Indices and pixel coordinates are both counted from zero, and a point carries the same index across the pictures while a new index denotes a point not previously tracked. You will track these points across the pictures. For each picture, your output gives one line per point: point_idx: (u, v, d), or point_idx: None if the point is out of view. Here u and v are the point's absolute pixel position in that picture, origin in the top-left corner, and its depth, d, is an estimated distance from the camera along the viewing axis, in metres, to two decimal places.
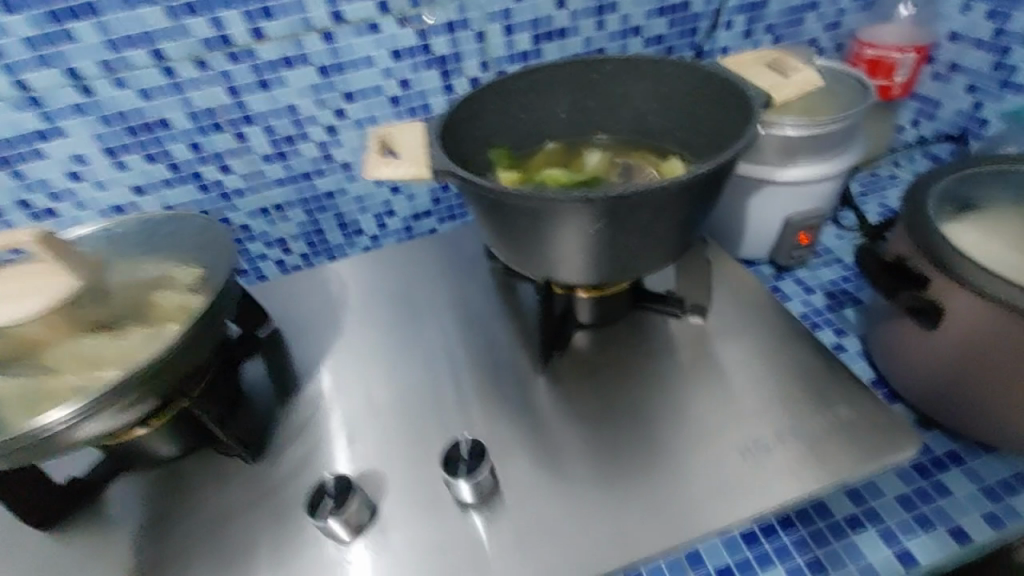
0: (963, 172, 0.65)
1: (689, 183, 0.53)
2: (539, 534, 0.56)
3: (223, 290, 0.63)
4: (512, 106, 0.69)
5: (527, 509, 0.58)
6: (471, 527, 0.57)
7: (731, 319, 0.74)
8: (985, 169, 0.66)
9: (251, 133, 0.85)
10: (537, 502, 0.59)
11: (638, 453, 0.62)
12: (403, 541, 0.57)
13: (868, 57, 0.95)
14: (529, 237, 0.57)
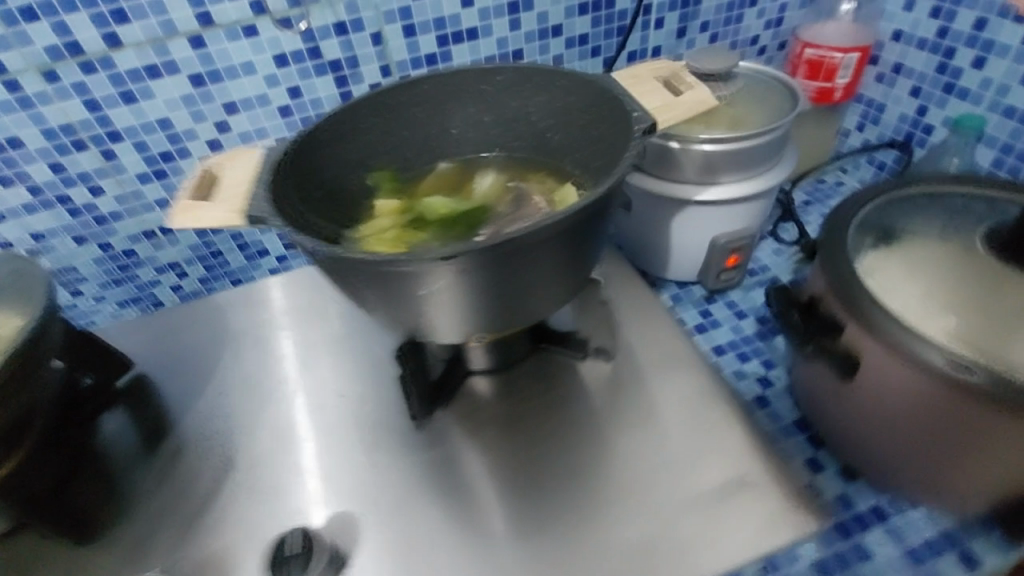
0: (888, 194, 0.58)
1: (578, 220, 0.47)
2: None
3: (34, 339, 0.53)
4: (395, 121, 0.60)
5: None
6: None
7: (647, 356, 0.66)
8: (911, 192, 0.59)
9: (122, 150, 0.76)
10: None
11: (571, 498, 0.55)
12: None
13: (809, 59, 0.88)
14: (408, 305, 0.49)
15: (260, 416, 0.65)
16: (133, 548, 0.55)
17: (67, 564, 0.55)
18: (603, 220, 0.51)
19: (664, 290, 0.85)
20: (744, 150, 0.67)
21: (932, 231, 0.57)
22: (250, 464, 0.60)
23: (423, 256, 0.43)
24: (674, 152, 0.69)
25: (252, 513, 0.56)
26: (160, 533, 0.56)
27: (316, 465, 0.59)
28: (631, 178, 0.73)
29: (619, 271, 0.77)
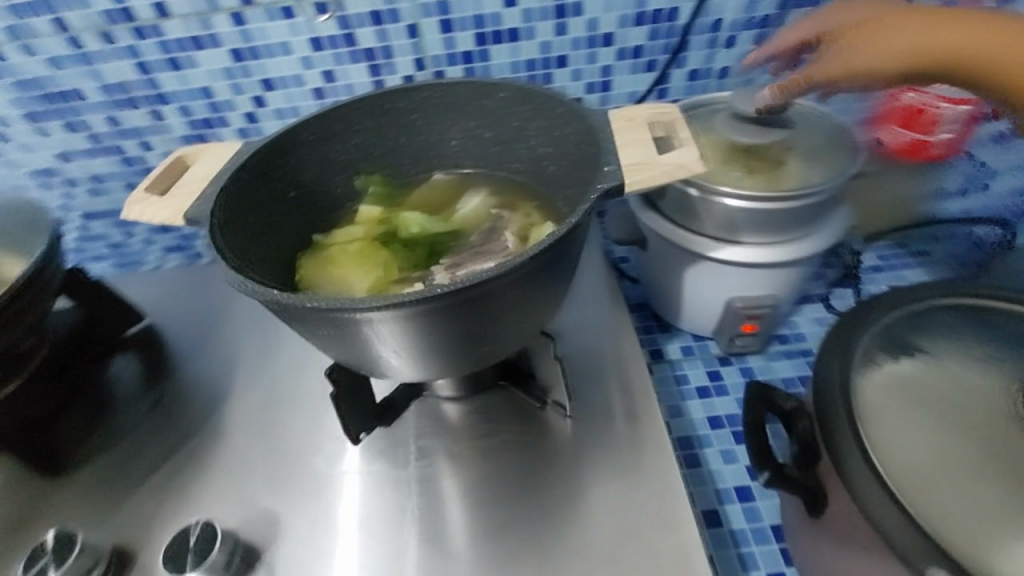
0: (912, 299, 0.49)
1: (526, 271, 0.43)
2: None
3: (30, 279, 0.58)
4: (390, 127, 0.59)
5: None
6: None
7: (616, 415, 0.61)
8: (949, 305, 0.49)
9: (168, 112, 0.81)
10: None
11: (548, 566, 0.51)
12: None
13: (906, 104, 0.74)
14: (351, 343, 0.46)
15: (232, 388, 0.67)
16: (91, 489, 0.60)
17: (37, 487, 0.61)
18: (557, 269, 0.47)
19: (675, 340, 0.78)
20: (773, 211, 0.59)
21: (964, 357, 0.46)
22: (207, 434, 0.63)
23: (351, 302, 0.40)
24: (692, 201, 0.62)
25: (191, 486, 0.59)
26: (112, 479, 0.60)
27: (261, 451, 0.61)
28: (645, 218, 0.67)
29: (616, 314, 0.71)
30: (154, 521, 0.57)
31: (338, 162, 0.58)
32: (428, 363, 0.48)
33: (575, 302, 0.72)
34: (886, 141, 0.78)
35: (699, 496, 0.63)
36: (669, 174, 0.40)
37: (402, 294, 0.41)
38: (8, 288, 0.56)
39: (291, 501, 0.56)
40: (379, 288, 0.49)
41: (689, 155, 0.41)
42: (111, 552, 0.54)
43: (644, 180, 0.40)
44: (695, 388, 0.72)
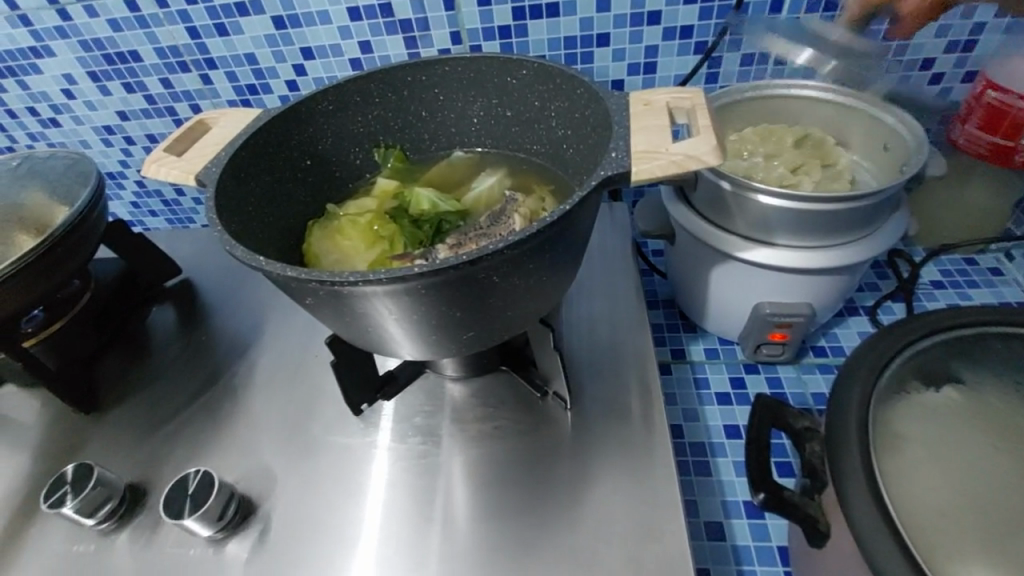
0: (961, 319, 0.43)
1: (513, 256, 0.40)
2: None
3: (76, 224, 0.61)
4: (411, 101, 0.58)
5: (277, 554, 0.52)
6: (209, 557, 0.52)
7: (618, 414, 0.59)
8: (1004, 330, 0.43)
9: (216, 77, 0.83)
10: (295, 548, 0.52)
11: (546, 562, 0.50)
12: (146, 550, 0.53)
13: (988, 105, 0.68)
14: (358, 322, 0.44)
15: (249, 347, 0.70)
16: (116, 429, 0.64)
17: (66, 424, 0.65)
18: (552, 254, 0.43)
19: (699, 341, 0.74)
20: (812, 212, 0.54)
21: (1004, 393, 0.43)
22: (220, 391, 0.65)
23: (323, 279, 0.38)
24: (724, 195, 0.57)
25: (201, 439, 0.61)
26: (132, 424, 0.64)
27: (267, 410, 0.62)
28: (673, 211, 0.63)
29: (633, 308, 0.68)
30: (166, 467, 0.59)
31: (357, 133, 0.58)
32: (412, 342, 0.46)
33: (592, 293, 0.70)
34: (965, 143, 0.72)
35: (703, 507, 0.60)
36: (678, 164, 0.37)
37: (376, 273, 0.38)
38: (51, 233, 0.59)
39: (288, 464, 0.57)
40: (380, 263, 0.49)
41: (703, 145, 0.38)
42: (126, 489, 0.57)
43: (650, 169, 0.37)
44: (714, 394, 0.68)
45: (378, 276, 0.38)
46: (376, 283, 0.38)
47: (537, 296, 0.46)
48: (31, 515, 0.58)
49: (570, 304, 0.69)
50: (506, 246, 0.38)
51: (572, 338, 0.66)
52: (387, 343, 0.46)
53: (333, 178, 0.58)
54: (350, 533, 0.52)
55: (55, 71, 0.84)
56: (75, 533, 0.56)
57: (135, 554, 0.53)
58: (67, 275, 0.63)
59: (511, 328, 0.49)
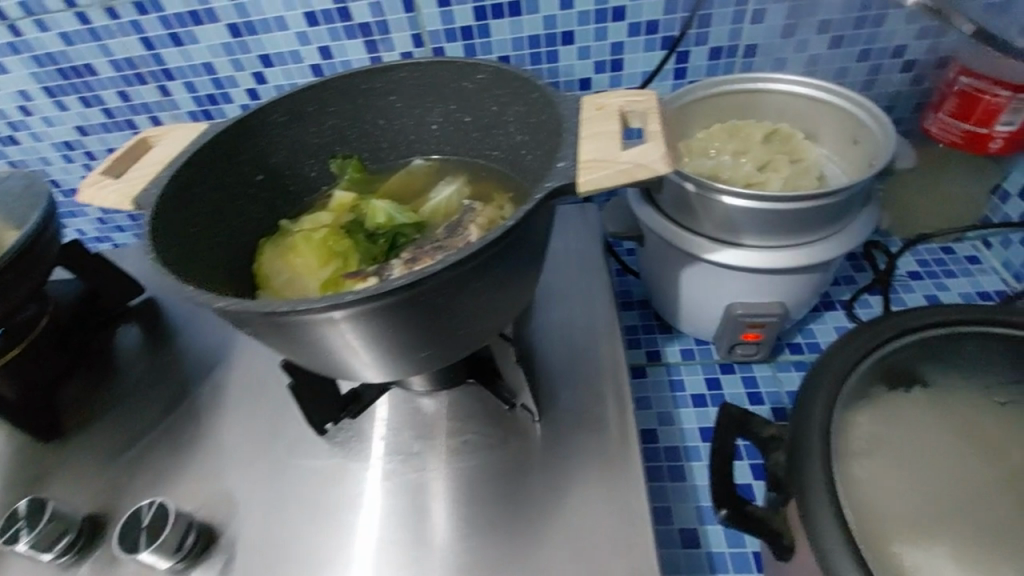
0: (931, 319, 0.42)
1: (461, 272, 0.35)
2: None
3: (24, 250, 0.58)
4: (367, 109, 0.56)
5: None
6: None
7: (589, 423, 0.58)
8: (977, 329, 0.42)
9: (175, 88, 0.80)
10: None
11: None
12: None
13: (960, 91, 0.67)
14: (315, 350, 0.39)
15: (213, 367, 0.67)
16: (77, 457, 0.62)
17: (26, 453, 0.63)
18: (515, 260, 0.39)
19: (675, 341, 0.72)
20: (778, 212, 0.52)
21: (971, 395, 0.42)
22: (184, 413, 0.63)
23: (250, 308, 0.34)
24: (689, 197, 0.56)
25: (165, 464, 0.59)
26: (93, 452, 0.62)
27: (232, 432, 0.61)
28: (641, 213, 0.61)
29: (606, 313, 0.66)
30: (130, 495, 0.58)
31: (311, 144, 0.56)
32: (364, 368, 0.42)
33: (564, 299, 0.68)
34: (937, 131, 0.71)
35: (678, 513, 0.59)
36: (628, 174, 0.36)
37: (306, 301, 0.33)
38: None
39: (253, 488, 0.56)
40: (332, 282, 0.47)
41: (654, 153, 0.36)
42: (85, 520, 0.56)
43: (599, 179, 0.36)
44: (690, 395, 0.67)
45: (321, 302, 0.33)
46: (323, 310, 0.34)
47: (506, 303, 0.42)
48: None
49: (541, 311, 0.67)
50: (450, 264, 0.34)
51: (544, 345, 0.64)
52: (352, 368, 0.41)
53: (288, 192, 0.56)
54: (316, 559, 0.51)
55: (7, 87, 0.81)
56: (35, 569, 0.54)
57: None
58: (19, 303, 0.61)
59: (484, 339, 0.44)
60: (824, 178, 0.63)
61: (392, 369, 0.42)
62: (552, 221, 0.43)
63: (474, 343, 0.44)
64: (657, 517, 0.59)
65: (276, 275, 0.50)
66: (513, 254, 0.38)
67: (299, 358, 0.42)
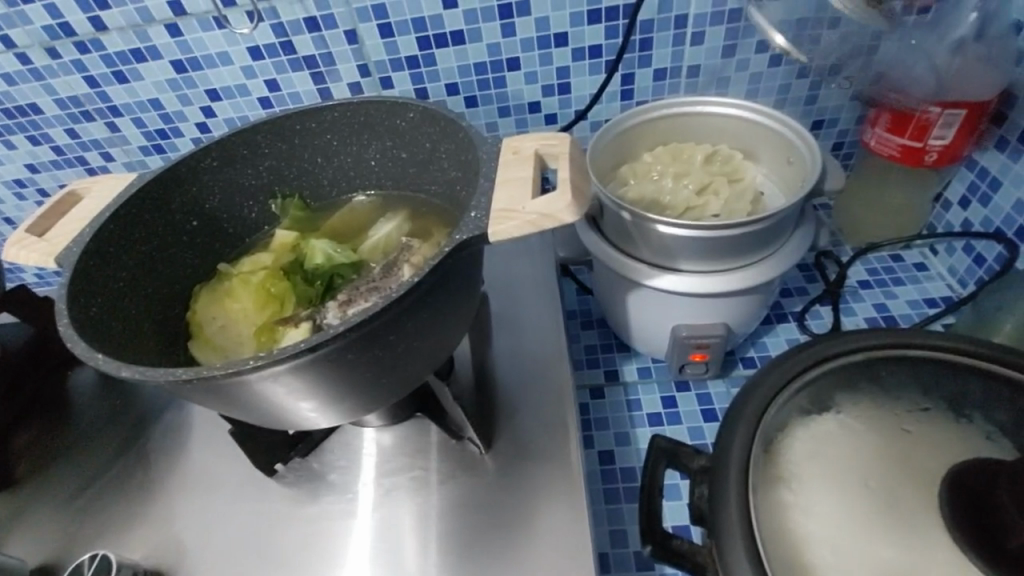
0: (836, 349, 0.45)
1: (371, 329, 0.35)
2: None
3: None
4: (303, 148, 0.56)
5: None
6: None
7: (538, 453, 0.58)
8: (874, 355, 0.45)
9: (123, 124, 0.79)
10: None
11: None
12: None
13: (892, 108, 0.69)
14: (240, 406, 0.39)
15: (163, 411, 0.66)
16: (21, 509, 0.60)
17: None
18: (437, 307, 0.39)
19: (632, 360, 0.73)
20: (708, 239, 0.53)
21: (885, 418, 0.44)
22: (134, 458, 0.62)
23: (161, 376, 0.34)
24: (627, 225, 0.57)
25: (113, 512, 0.59)
26: (39, 502, 0.61)
27: (183, 475, 0.60)
28: (585, 240, 0.62)
29: (556, 336, 0.67)
30: (80, 546, 0.57)
31: (248, 185, 0.56)
32: (296, 419, 0.42)
33: (516, 324, 0.68)
34: (876, 146, 0.73)
35: (634, 536, 0.59)
36: (533, 224, 0.36)
37: (215, 367, 0.34)
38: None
39: (203, 532, 0.56)
40: (266, 329, 0.47)
41: (559, 201, 0.37)
42: (32, 573, 0.55)
43: (507, 230, 0.37)
44: (646, 415, 0.67)
45: (232, 366, 0.34)
46: (234, 375, 0.34)
47: (434, 346, 0.42)
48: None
49: (493, 338, 0.67)
50: (358, 323, 0.34)
51: (495, 373, 0.64)
52: (280, 419, 0.42)
53: (226, 234, 0.57)
54: None
55: None
56: None
57: None
58: None
59: (418, 380, 0.45)
60: (762, 197, 0.64)
61: (323, 417, 0.42)
62: (478, 261, 0.44)
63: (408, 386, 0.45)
64: (613, 540, 0.59)
65: (211, 322, 0.49)
66: (434, 301, 0.39)
67: (229, 412, 0.42)
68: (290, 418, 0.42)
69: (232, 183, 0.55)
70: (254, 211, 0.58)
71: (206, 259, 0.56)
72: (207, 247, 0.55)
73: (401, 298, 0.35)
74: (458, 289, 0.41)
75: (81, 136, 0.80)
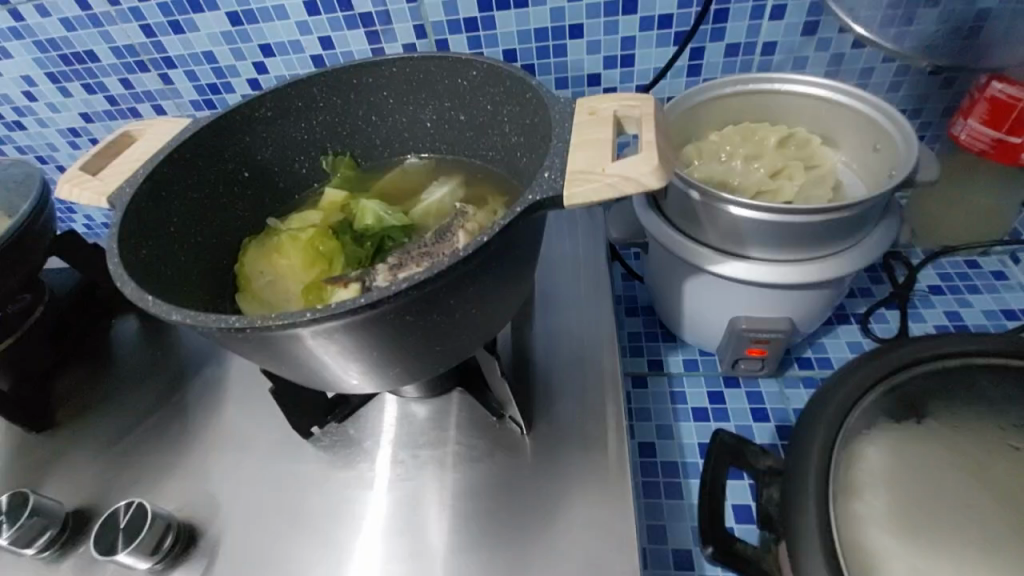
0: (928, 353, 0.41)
1: (433, 291, 0.33)
2: None
3: (13, 241, 0.56)
4: (358, 105, 0.54)
5: None
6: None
7: (581, 438, 0.55)
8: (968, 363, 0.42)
9: (176, 77, 0.78)
10: None
11: None
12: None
13: (993, 97, 0.61)
14: (288, 363, 0.38)
15: (201, 366, 0.65)
16: (61, 451, 0.61)
17: (11, 444, 0.62)
18: (498, 274, 0.37)
19: (679, 351, 0.69)
20: (785, 224, 0.49)
21: (977, 434, 0.41)
22: (171, 410, 0.62)
23: (213, 322, 0.32)
24: (694, 205, 0.53)
25: (149, 461, 0.59)
26: (78, 445, 0.61)
27: (220, 431, 0.60)
28: (645, 219, 0.58)
29: (604, 319, 0.64)
30: (116, 492, 0.57)
31: (298, 138, 0.54)
32: (341, 382, 0.40)
33: (563, 305, 0.66)
34: (966, 140, 0.65)
35: (673, 533, 0.56)
36: (612, 189, 0.33)
37: (269, 318, 0.32)
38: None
39: (237, 489, 0.55)
40: (314, 287, 0.45)
41: (641, 166, 0.34)
42: (69, 514, 0.55)
43: (582, 193, 0.34)
44: (691, 409, 0.64)
45: (285, 318, 0.32)
46: (286, 327, 0.32)
47: (491, 317, 0.40)
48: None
49: (538, 317, 0.65)
50: (421, 282, 0.32)
51: (539, 353, 0.62)
52: (328, 380, 0.40)
53: (276, 188, 0.55)
54: (293, 567, 0.50)
55: (12, 72, 0.79)
56: (18, 562, 0.53)
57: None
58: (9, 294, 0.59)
59: (470, 351, 0.42)
60: (840, 186, 0.59)
61: (371, 381, 0.40)
62: (541, 230, 0.41)
63: (460, 356, 0.42)
64: (651, 535, 0.56)
65: (257, 277, 0.48)
66: (497, 267, 0.36)
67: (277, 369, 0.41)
68: (337, 380, 0.40)
69: (283, 138, 0.53)
70: (304, 166, 0.56)
71: (254, 213, 0.54)
72: (255, 202, 0.54)
73: (467, 259, 0.33)
74: (520, 257, 0.39)
75: (135, 87, 0.80)
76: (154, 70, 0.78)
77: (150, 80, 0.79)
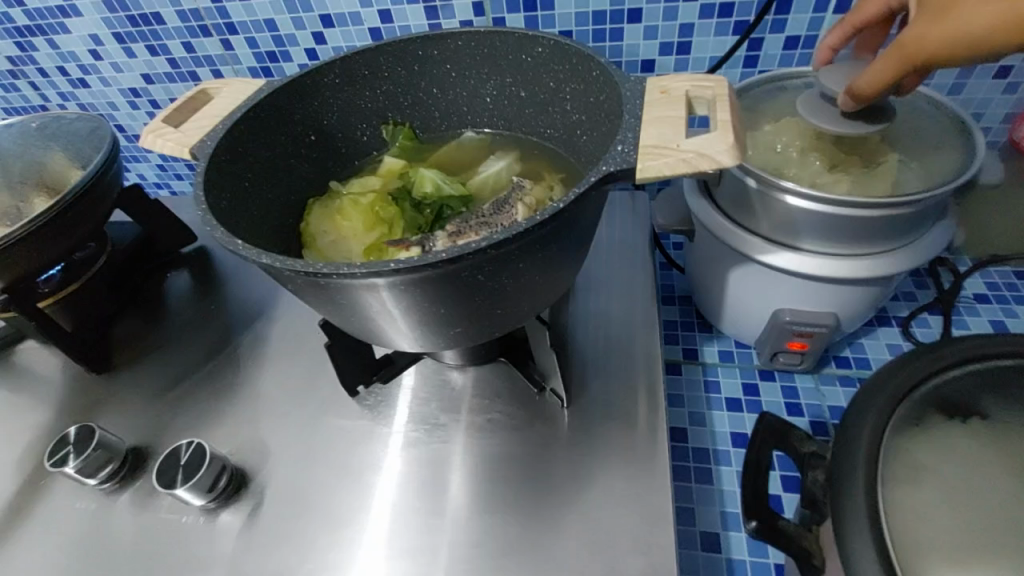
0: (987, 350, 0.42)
1: (508, 252, 0.34)
2: (261, 549, 0.51)
3: (88, 189, 0.58)
4: (422, 76, 0.55)
5: (267, 526, 0.53)
6: (204, 524, 0.53)
7: (620, 415, 0.56)
8: None
9: (237, 43, 0.80)
10: (282, 523, 0.53)
11: (536, 554, 0.49)
12: (142, 513, 0.55)
13: None
14: (357, 315, 0.39)
15: (250, 324, 0.68)
16: (119, 393, 0.64)
17: (70, 383, 0.66)
18: (564, 244, 0.38)
19: (715, 342, 0.70)
20: (844, 216, 0.49)
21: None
22: (222, 362, 0.65)
23: (301, 268, 0.34)
24: (750, 194, 0.53)
25: (203, 407, 0.62)
26: (136, 388, 0.64)
27: (268, 384, 0.62)
28: (696, 207, 0.59)
29: (645, 303, 0.64)
30: (170, 434, 0.60)
31: (361, 106, 0.56)
32: (401, 339, 0.42)
33: (604, 287, 0.67)
34: None
35: (702, 516, 0.57)
36: (687, 163, 0.34)
37: (353, 266, 0.33)
38: (60, 198, 0.57)
39: (285, 439, 0.58)
40: (376, 248, 0.47)
41: (718, 142, 0.35)
42: (129, 451, 0.59)
43: (657, 166, 0.35)
44: (725, 399, 0.64)
45: (368, 268, 0.33)
46: (366, 276, 0.33)
47: (550, 285, 0.41)
48: (40, 471, 0.59)
49: (580, 297, 0.66)
50: (498, 243, 0.33)
51: (579, 332, 0.63)
52: (391, 336, 0.42)
53: (339, 153, 0.57)
54: (337, 514, 0.53)
55: (81, 31, 0.82)
56: (81, 489, 0.57)
57: (134, 512, 0.55)
58: (80, 240, 0.62)
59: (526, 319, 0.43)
60: None
61: (431, 339, 0.42)
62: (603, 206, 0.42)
63: (515, 323, 0.44)
64: (681, 516, 0.57)
65: (320, 235, 0.50)
66: (566, 236, 0.37)
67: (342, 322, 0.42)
68: (398, 337, 0.42)
69: (348, 105, 0.55)
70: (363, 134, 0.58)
71: (315, 176, 0.56)
72: (318, 165, 0.56)
73: (543, 224, 0.34)
74: (584, 230, 0.40)
75: (196, 52, 0.82)
76: (215, 34, 0.79)
77: (211, 45, 0.81)
